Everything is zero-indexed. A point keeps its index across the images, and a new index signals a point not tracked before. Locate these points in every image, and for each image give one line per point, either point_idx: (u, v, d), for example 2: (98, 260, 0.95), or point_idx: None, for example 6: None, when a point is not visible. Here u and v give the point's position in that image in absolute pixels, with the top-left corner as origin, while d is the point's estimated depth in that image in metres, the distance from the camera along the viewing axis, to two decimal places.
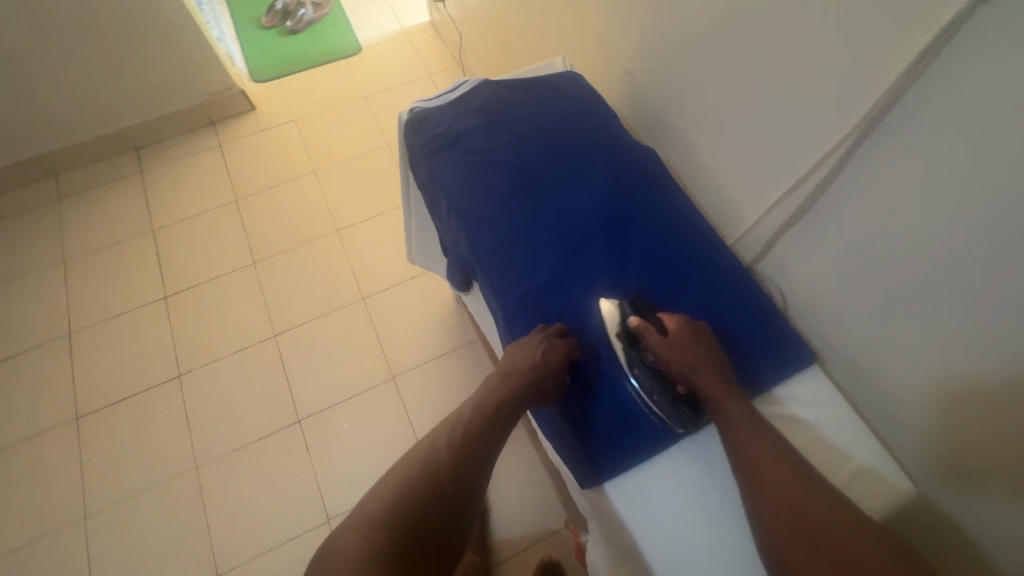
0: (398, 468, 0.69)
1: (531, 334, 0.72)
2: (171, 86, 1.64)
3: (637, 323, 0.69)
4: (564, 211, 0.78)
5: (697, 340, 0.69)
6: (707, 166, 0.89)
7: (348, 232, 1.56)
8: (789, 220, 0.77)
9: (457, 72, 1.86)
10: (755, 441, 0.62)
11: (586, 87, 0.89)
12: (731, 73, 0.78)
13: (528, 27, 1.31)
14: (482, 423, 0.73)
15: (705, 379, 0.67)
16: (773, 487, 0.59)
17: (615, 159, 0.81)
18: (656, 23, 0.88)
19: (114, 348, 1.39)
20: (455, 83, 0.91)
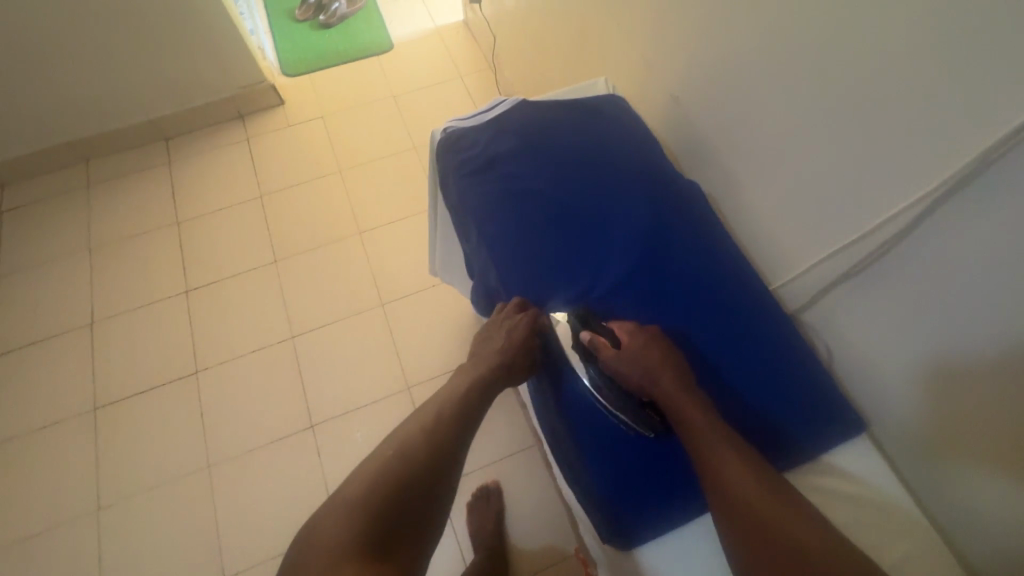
0: (375, 452, 0.68)
1: (496, 313, 0.79)
2: (203, 78, 1.64)
3: (590, 339, 0.69)
4: (597, 245, 0.76)
5: (649, 347, 0.67)
6: (750, 202, 0.84)
7: (371, 235, 1.55)
8: (836, 277, 0.71)
9: (489, 75, 1.82)
10: (716, 445, 0.60)
11: (631, 114, 0.87)
12: (789, 108, 0.72)
13: (566, 36, 1.26)
14: (461, 404, 0.73)
15: (663, 387, 0.65)
16: (737, 497, 0.57)
17: (656, 193, 0.78)
18: (704, 48, 0.84)
19: (134, 339, 1.40)
20: (492, 102, 0.88)
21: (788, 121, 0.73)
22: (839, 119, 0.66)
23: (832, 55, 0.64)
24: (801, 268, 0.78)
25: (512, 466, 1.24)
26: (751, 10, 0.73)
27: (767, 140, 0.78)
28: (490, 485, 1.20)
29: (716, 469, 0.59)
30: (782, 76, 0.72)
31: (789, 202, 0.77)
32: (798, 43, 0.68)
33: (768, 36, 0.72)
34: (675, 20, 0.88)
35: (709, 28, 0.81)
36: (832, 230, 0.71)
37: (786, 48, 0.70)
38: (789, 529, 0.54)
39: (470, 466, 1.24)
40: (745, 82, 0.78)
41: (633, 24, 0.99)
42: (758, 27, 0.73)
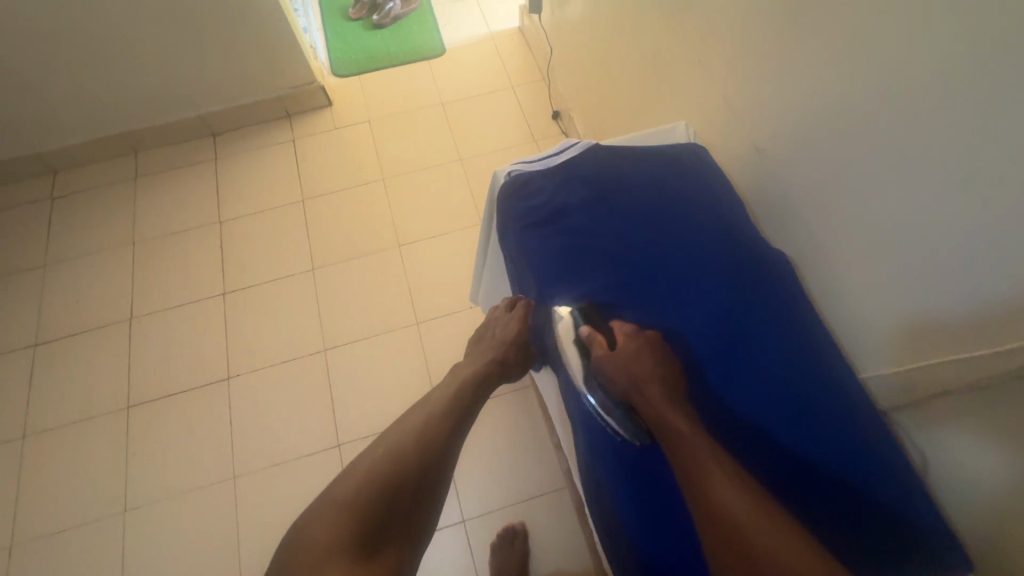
0: (365, 454, 0.69)
1: (496, 313, 0.90)
2: (254, 76, 1.62)
3: (587, 334, 0.68)
4: (666, 313, 0.70)
5: (642, 349, 0.65)
6: (837, 275, 0.75)
7: (411, 248, 1.51)
8: (941, 385, 0.61)
9: (542, 87, 1.76)
10: (692, 456, 0.56)
11: (712, 167, 0.81)
12: (900, 183, 0.62)
13: (631, 59, 1.19)
14: (449, 410, 0.76)
15: (649, 395, 0.62)
16: (715, 513, 0.52)
17: (737, 263, 0.71)
18: (795, 95, 0.75)
19: (171, 339, 1.40)
20: (562, 143, 0.83)
21: (890, 199, 0.64)
22: (954, 210, 0.56)
23: (955, 134, 0.54)
24: (899, 363, 0.67)
25: (541, 508, 1.18)
26: (859, 64, 0.64)
27: (861, 212, 0.68)
28: (517, 527, 1.15)
29: (695, 483, 0.54)
30: (887, 145, 0.63)
31: (884, 288, 0.68)
32: (914, 110, 0.58)
33: (875, 96, 0.63)
34: (765, 61, 0.79)
35: (804, 74, 0.73)
36: (936, 334, 0.61)
37: (897, 114, 0.60)
38: (770, 549, 0.48)
39: (497, 502, 1.19)
40: (841, 143, 0.69)
41: (712, 58, 0.91)
42: (865, 82, 0.64)
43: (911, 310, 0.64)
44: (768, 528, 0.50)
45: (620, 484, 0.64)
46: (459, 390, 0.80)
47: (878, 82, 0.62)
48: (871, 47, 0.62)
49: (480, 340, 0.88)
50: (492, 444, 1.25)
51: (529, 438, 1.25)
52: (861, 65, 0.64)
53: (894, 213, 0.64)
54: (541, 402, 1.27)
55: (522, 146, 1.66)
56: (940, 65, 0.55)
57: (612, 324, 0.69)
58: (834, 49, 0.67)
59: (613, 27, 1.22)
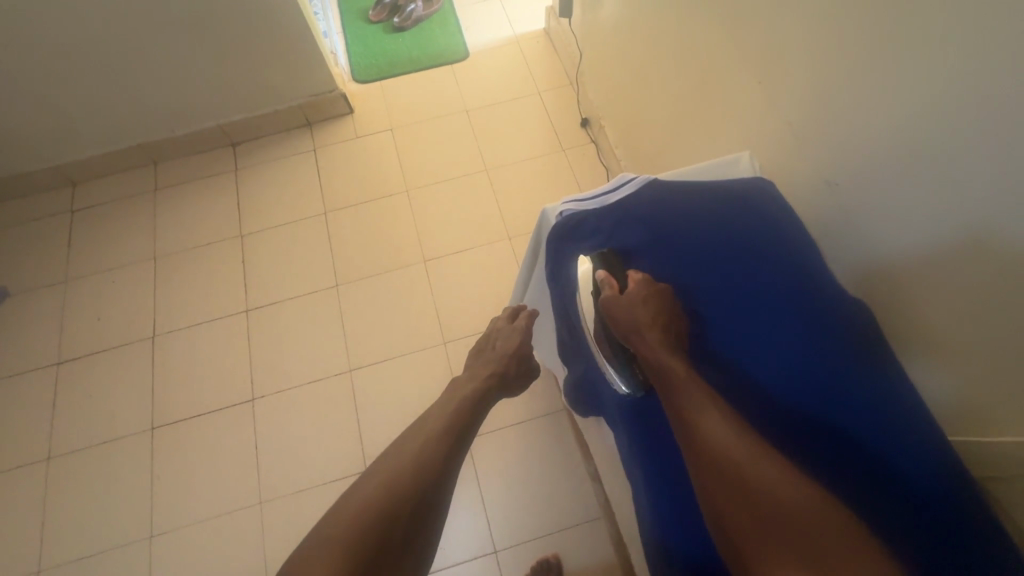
0: (356, 487, 0.60)
1: (499, 325, 0.89)
2: (275, 85, 1.58)
3: (601, 276, 0.71)
4: (740, 373, 0.67)
5: (650, 297, 0.67)
6: (920, 332, 0.68)
7: (436, 263, 1.46)
8: None
9: (570, 93, 1.70)
10: (691, 395, 0.57)
11: (776, 198, 0.74)
12: (1006, 237, 0.54)
13: (670, 70, 1.12)
14: (447, 429, 0.69)
15: (654, 339, 0.64)
16: (708, 446, 0.53)
17: (816, 319, 0.65)
18: (868, 129, 0.68)
19: (194, 358, 1.37)
20: (614, 180, 0.77)
21: (991, 263, 0.56)
22: None
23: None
24: (1000, 434, 0.61)
25: (576, 540, 1.14)
26: (954, 103, 0.56)
27: (951, 270, 0.61)
28: (552, 561, 1.10)
29: (691, 418, 0.56)
30: (982, 202, 0.55)
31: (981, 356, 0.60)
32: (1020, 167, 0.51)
33: (972, 145, 0.55)
34: (832, 86, 0.72)
35: (881, 107, 0.65)
36: None
37: (1003, 170, 0.53)
38: (760, 480, 0.49)
39: (530, 533, 1.15)
40: (925, 194, 0.62)
41: (768, 78, 0.84)
42: (959, 126, 0.56)
43: (1013, 386, 0.58)
44: (765, 469, 0.50)
45: (684, 547, 0.59)
46: (454, 407, 0.74)
47: (977, 129, 0.54)
48: (970, 85, 0.54)
49: (482, 348, 0.87)
50: (524, 473, 1.21)
51: (561, 467, 1.21)
52: (955, 106, 0.56)
53: (991, 276, 0.56)
54: (574, 429, 1.23)
55: (551, 156, 1.60)
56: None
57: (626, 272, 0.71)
58: (922, 83, 0.59)
59: (650, 36, 1.16)
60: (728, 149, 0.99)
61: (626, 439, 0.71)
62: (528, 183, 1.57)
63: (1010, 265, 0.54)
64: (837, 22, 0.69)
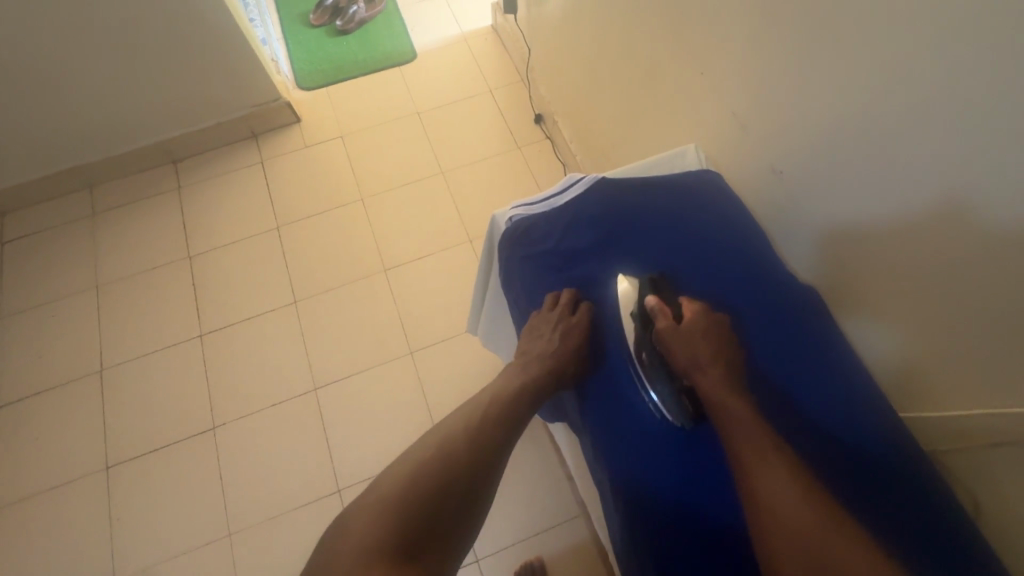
0: (386, 476, 0.57)
1: (546, 312, 0.69)
2: (215, 96, 1.51)
3: (653, 304, 0.64)
4: None
5: (710, 335, 0.62)
6: (876, 314, 0.69)
7: (397, 271, 1.43)
8: (994, 430, 0.57)
9: (521, 89, 1.68)
10: (753, 445, 0.53)
11: (725, 193, 0.76)
12: (943, 213, 0.56)
13: (616, 63, 1.12)
14: (476, 436, 0.61)
15: (713, 380, 0.58)
16: (781, 517, 0.48)
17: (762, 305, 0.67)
18: (817, 119, 0.68)
19: (147, 389, 1.31)
20: (562, 182, 0.78)
21: (943, 246, 0.57)
22: (1009, 252, 0.51)
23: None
24: (943, 406, 0.63)
25: (557, 540, 1.13)
26: (901, 90, 0.56)
27: (904, 256, 0.62)
28: (535, 564, 1.09)
29: (752, 470, 0.51)
30: (920, 181, 0.57)
31: (933, 337, 0.62)
32: (968, 154, 0.51)
33: (922, 132, 0.55)
34: (775, 74, 0.73)
35: (827, 95, 0.66)
36: (995, 378, 0.56)
37: (953, 155, 0.53)
38: (833, 555, 0.45)
39: (511, 538, 1.14)
40: (877, 183, 0.62)
41: (712, 68, 0.84)
42: (906, 110, 0.57)
43: (954, 357, 0.60)
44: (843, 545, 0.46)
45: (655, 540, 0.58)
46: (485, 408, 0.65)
47: (926, 117, 0.55)
48: (915, 72, 0.54)
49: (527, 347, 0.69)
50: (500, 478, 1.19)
51: (537, 468, 1.20)
52: (903, 93, 0.56)
53: (935, 253, 0.58)
54: (548, 430, 1.22)
55: (507, 154, 1.58)
56: (1005, 103, 0.47)
57: (680, 301, 0.65)
58: (857, 68, 0.61)
59: (595, 29, 1.15)
60: (678, 141, 0.99)
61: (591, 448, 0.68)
62: (486, 183, 1.54)
63: (960, 248, 0.55)
64: (774, 10, 0.69)
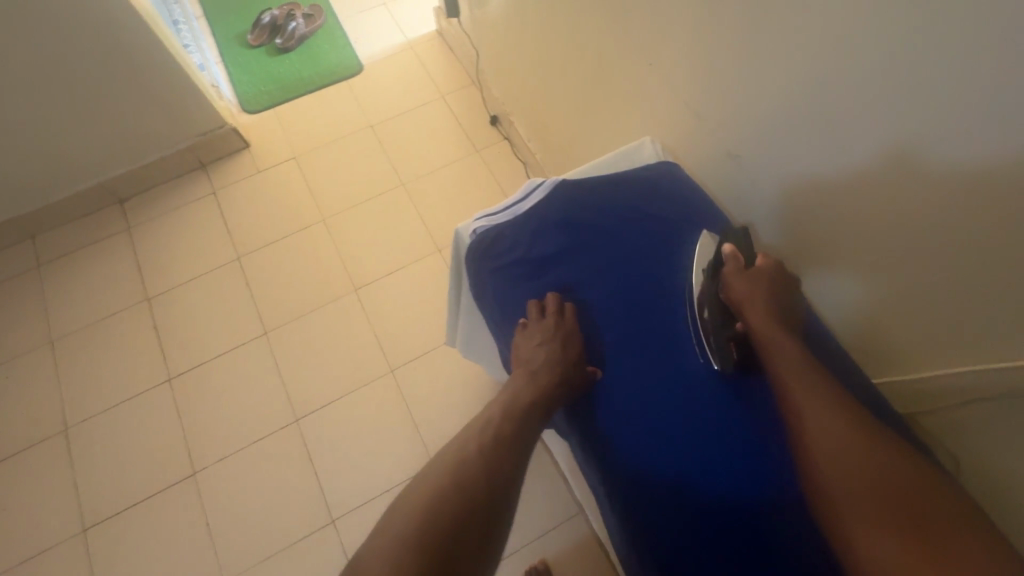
0: (400, 509, 0.54)
1: (538, 322, 0.67)
2: (156, 129, 1.45)
3: (729, 251, 0.66)
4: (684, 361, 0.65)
5: (777, 284, 0.64)
6: (844, 281, 0.70)
7: (368, 289, 1.40)
8: (964, 389, 0.60)
9: (474, 92, 1.66)
10: (806, 384, 0.57)
11: (688, 183, 0.76)
12: (897, 180, 0.58)
13: (564, 60, 1.11)
14: (484, 477, 0.57)
15: (771, 325, 0.62)
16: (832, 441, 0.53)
17: None
18: (773, 92, 0.68)
19: (118, 442, 1.25)
20: (524, 187, 0.78)
21: (905, 207, 0.58)
22: (963, 211, 0.53)
23: (991, 136, 0.47)
24: (911, 371, 0.67)
25: (560, 541, 1.13)
26: (840, 67, 0.58)
27: (875, 218, 0.62)
28: (541, 566, 1.08)
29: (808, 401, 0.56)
30: (871, 152, 0.59)
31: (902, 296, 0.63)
32: (928, 110, 0.52)
33: (878, 93, 0.55)
34: (719, 62, 0.74)
35: (778, 70, 0.66)
36: (963, 338, 0.59)
37: (912, 114, 0.53)
38: (880, 473, 0.51)
39: (513, 545, 1.13)
40: (841, 147, 0.62)
41: (658, 58, 0.84)
42: (848, 85, 0.58)
43: (919, 322, 0.63)
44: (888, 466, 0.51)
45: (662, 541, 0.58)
46: (491, 440, 0.61)
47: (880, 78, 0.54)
48: (856, 42, 0.55)
49: (527, 362, 0.67)
50: None
51: (532, 472, 1.20)
52: (856, 56, 0.56)
53: (894, 219, 0.60)
54: None
55: (466, 159, 1.57)
56: (939, 72, 0.49)
57: (754, 252, 0.67)
58: (796, 51, 0.62)
59: (539, 26, 1.14)
60: (633, 132, 1.00)
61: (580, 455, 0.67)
62: (448, 190, 1.52)
63: (928, 205, 0.56)
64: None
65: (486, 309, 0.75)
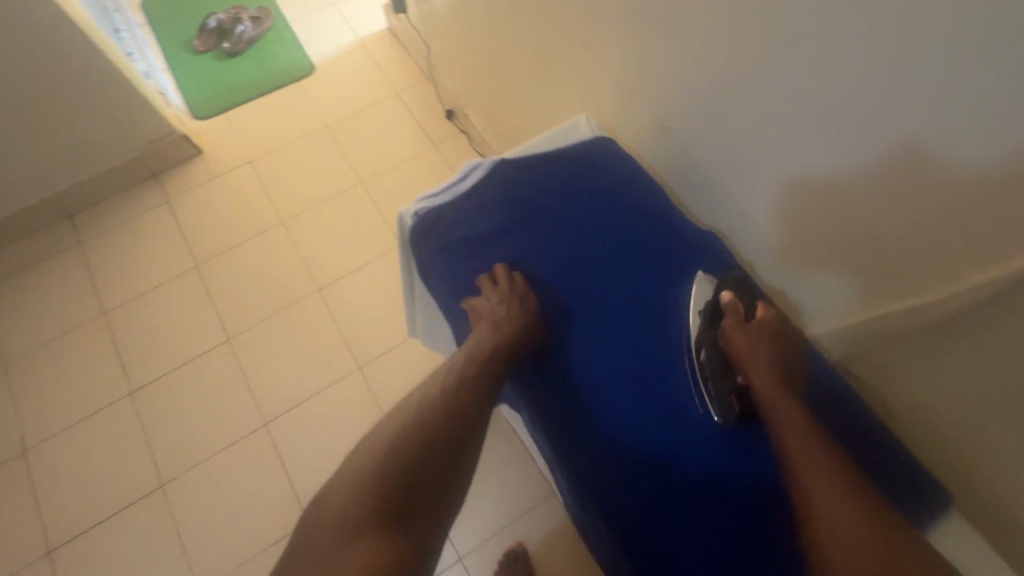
0: (365, 448, 0.61)
1: (493, 288, 0.71)
2: (102, 140, 1.41)
3: (727, 300, 0.69)
4: (620, 321, 0.71)
5: (775, 335, 0.66)
6: (835, 296, 0.73)
7: (332, 289, 1.39)
8: (886, 330, 0.67)
9: (428, 87, 1.67)
10: (804, 446, 0.58)
11: (619, 153, 0.81)
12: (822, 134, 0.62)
13: (509, 49, 1.13)
14: (439, 428, 0.62)
15: (767, 380, 0.63)
16: (833, 510, 0.53)
17: (663, 254, 0.74)
18: (762, 113, 0.67)
19: (80, 461, 1.22)
20: (462, 168, 0.81)
21: (830, 160, 0.63)
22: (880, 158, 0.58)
23: (943, 119, 0.50)
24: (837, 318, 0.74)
25: (536, 521, 1.15)
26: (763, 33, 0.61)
27: (868, 238, 0.64)
28: (518, 549, 1.10)
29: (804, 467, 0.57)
30: (796, 109, 0.63)
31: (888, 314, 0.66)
32: (843, 66, 0.56)
33: (811, 62, 0.58)
34: (652, 41, 0.76)
35: (710, 46, 0.68)
36: (880, 282, 0.66)
37: (920, 151, 0.54)
38: (874, 542, 0.50)
39: (489, 530, 1.14)
40: (838, 171, 0.63)
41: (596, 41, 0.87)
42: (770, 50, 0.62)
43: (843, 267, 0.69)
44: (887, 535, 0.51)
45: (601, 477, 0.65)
46: (450, 433, 0.62)
47: (885, 112, 0.55)
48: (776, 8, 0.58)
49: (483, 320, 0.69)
50: None
51: (505, 457, 1.22)
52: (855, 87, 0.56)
53: (820, 169, 0.65)
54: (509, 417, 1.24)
55: (424, 154, 1.57)
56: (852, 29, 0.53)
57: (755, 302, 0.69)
58: (721, 24, 0.65)
59: (484, 16, 1.15)
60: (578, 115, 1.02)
61: (531, 418, 0.71)
62: (407, 186, 1.53)
63: (928, 232, 0.58)
64: None
65: (436, 287, 0.77)
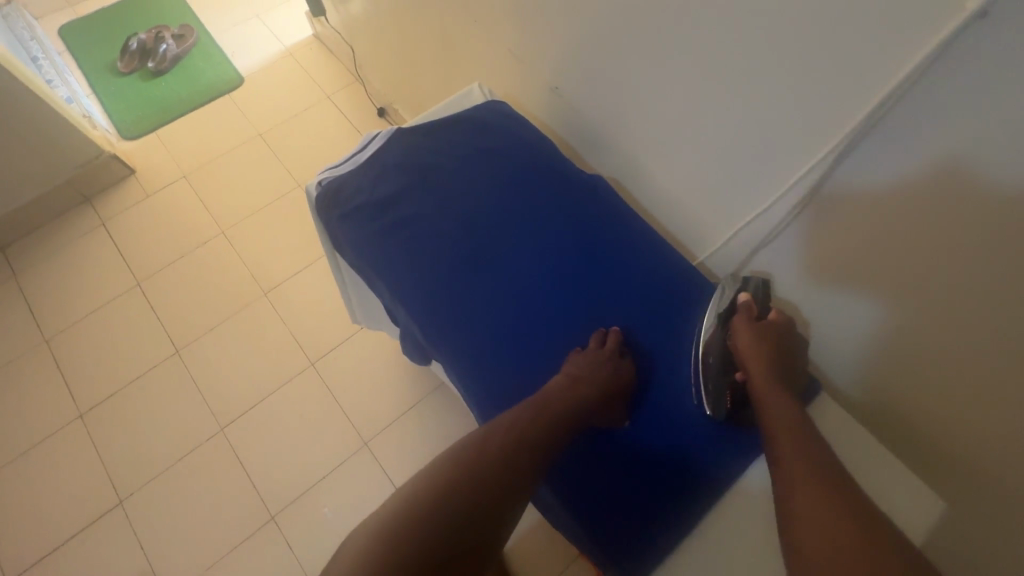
0: (400, 494, 0.63)
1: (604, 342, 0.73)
2: (26, 169, 1.39)
3: (743, 300, 0.73)
4: (522, 259, 0.79)
5: (777, 337, 0.70)
6: (726, 233, 0.82)
7: (279, 291, 1.41)
8: (758, 240, 0.77)
9: (358, 87, 1.70)
10: (791, 440, 0.61)
11: (509, 115, 0.90)
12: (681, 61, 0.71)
13: (422, 38, 1.17)
14: (474, 472, 0.63)
15: (762, 377, 0.68)
16: (804, 500, 0.55)
17: (556, 197, 0.83)
18: (671, 76, 0.73)
19: (33, 489, 1.20)
20: (362, 139, 0.88)
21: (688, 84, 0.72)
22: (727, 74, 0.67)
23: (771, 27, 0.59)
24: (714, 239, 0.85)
25: None
26: None
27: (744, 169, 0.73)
28: None
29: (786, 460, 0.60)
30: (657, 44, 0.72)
31: (785, 248, 0.74)
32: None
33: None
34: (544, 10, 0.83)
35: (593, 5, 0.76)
36: (742, 197, 0.76)
37: (846, 137, 0.59)
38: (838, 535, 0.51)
39: None
40: (740, 127, 0.69)
41: (496, 18, 0.93)
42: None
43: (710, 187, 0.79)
44: (865, 529, 0.51)
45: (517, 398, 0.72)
46: (494, 477, 0.62)
47: (809, 88, 0.59)
48: None
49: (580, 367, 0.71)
50: (430, 451, 1.22)
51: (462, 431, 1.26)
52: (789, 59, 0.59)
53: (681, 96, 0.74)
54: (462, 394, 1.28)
55: None
56: None
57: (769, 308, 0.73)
58: None
59: (396, 10, 1.20)
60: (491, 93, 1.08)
61: (447, 360, 0.76)
62: None
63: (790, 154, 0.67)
64: None
65: (348, 248, 0.82)
